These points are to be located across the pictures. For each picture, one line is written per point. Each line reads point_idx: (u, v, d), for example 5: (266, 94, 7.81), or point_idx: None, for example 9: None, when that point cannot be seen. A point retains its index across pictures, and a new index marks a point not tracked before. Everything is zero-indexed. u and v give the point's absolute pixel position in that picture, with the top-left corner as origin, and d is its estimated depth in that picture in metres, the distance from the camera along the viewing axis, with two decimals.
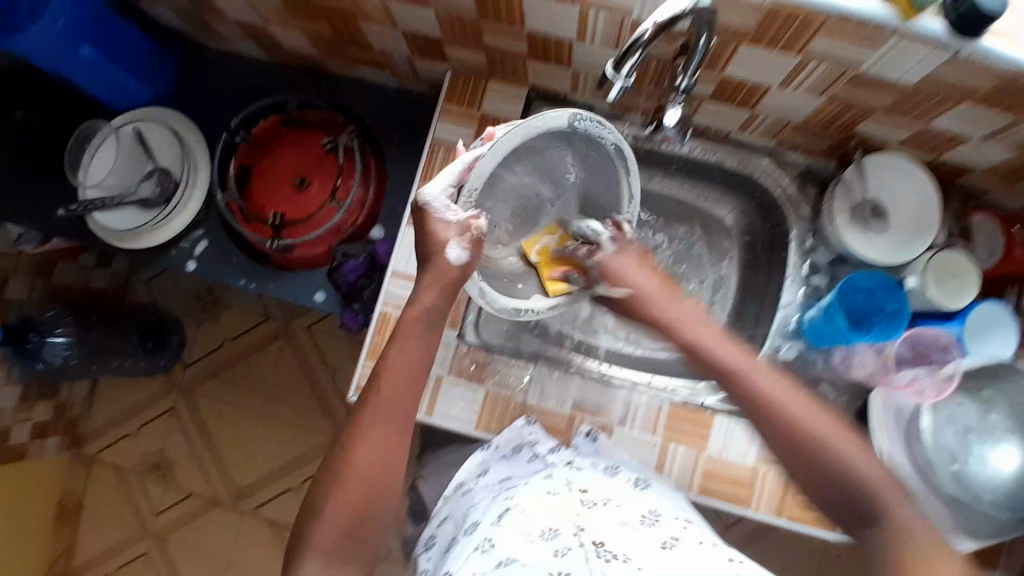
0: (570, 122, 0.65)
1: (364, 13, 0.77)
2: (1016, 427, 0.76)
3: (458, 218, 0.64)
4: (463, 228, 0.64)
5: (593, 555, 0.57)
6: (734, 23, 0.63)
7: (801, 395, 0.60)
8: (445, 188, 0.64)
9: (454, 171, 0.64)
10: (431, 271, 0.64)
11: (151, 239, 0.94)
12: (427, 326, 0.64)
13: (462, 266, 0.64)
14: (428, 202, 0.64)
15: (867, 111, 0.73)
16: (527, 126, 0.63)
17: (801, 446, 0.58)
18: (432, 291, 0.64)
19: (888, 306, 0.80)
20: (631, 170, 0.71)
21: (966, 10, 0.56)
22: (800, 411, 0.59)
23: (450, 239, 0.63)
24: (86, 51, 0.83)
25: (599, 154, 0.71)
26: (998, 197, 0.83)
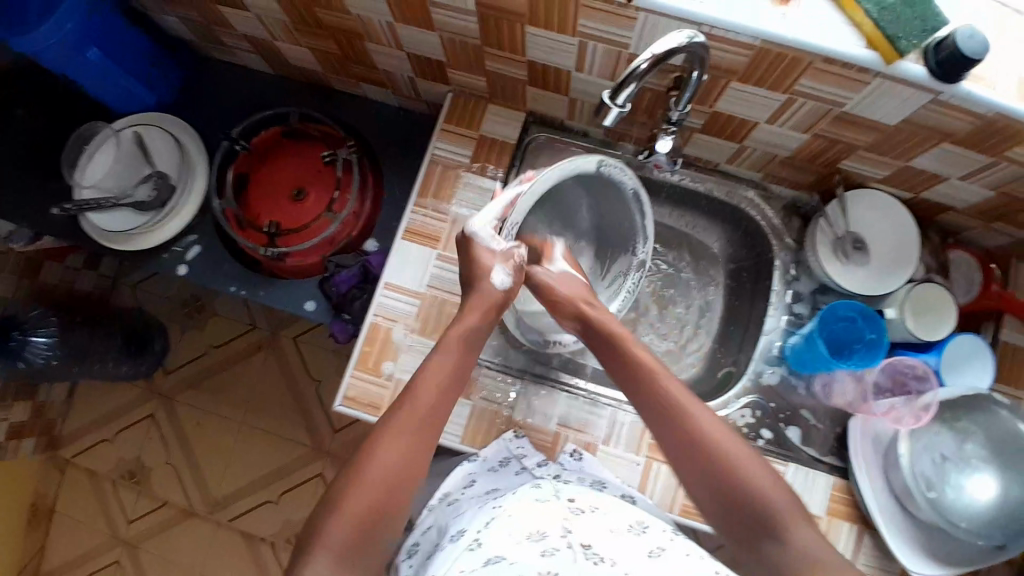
0: (597, 167, 0.75)
1: (370, 33, 0.79)
2: (992, 457, 0.76)
3: (500, 249, 0.74)
4: (506, 257, 0.74)
5: (581, 556, 0.58)
6: (725, 61, 0.66)
7: (733, 434, 0.64)
8: (491, 221, 0.74)
9: (498, 207, 0.74)
10: (476, 295, 0.72)
11: (144, 241, 0.94)
12: (470, 347, 0.70)
13: (504, 291, 0.73)
14: (476, 232, 0.74)
15: (850, 148, 0.77)
16: (561, 170, 0.73)
17: (724, 478, 0.62)
18: (477, 313, 0.72)
19: (866, 335, 0.83)
20: (645, 213, 0.82)
21: (944, 56, 0.59)
22: (725, 441, 0.62)
23: (496, 264, 0.73)
24: (92, 54, 0.85)
25: (615, 197, 0.82)
26: (975, 236, 0.87)
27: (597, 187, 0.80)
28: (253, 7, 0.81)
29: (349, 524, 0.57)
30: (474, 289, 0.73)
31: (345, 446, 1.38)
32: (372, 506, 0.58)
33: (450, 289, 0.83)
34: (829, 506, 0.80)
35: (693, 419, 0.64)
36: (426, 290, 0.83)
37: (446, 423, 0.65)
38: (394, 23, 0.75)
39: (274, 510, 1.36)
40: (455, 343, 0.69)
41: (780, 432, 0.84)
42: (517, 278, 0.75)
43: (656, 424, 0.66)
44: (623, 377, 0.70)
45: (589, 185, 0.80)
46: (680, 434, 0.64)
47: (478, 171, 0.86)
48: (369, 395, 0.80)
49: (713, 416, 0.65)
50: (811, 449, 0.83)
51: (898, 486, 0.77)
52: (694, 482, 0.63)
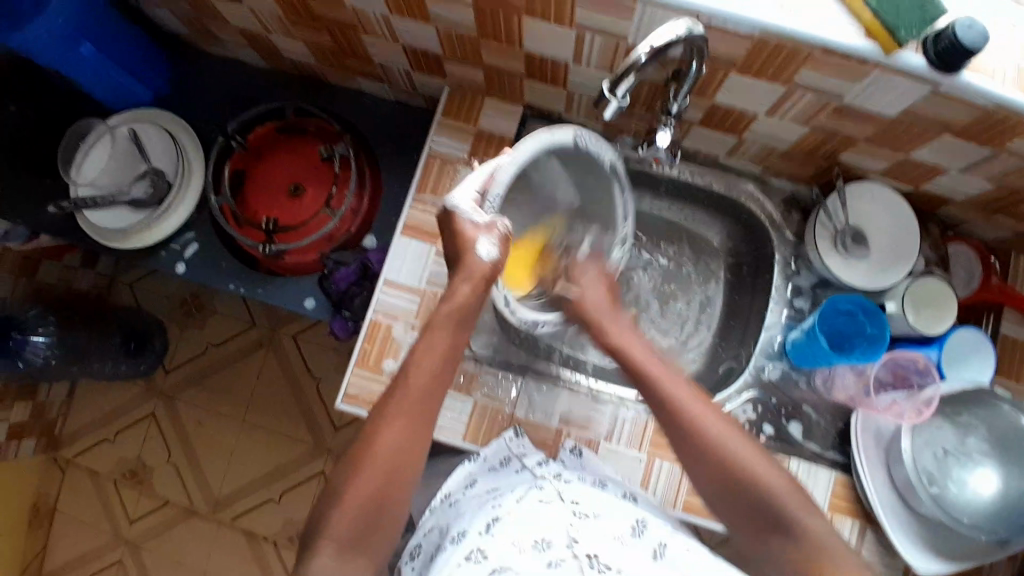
0: (574, 137, 0.72)
1: (366, 26, 0.79)
2: (992, 450, 0.77)
3: (484, 221, 0.69)
4: (490, 228, 0.69)
5: (586, 565, 0.58)
6: (723, 52, 0.66)
7: (739, 432, 0.64)
8: (472, 194, 0.69)
9: (479, 180, 0.70)
10: (461, 266, 0.68)
11: (141, 240, 0.93)
12: (458, 326, 0.68)
13: (490, 263, 0.68)
14: (456, 206, 0.69)
15: (850, 141, 0.76)
16: (538, 138, 0.69)
17: (731, 475, 0.62)
18: (466, 287, 0.68)
19: (867, 330, 0.82)
20: (626, 189, 0.78)
21: (944, 46, 0.58)
22: (729, 442, 0.63)
23: (480, 236, 0.68)
24: (86, 50, 0.84)
25: (596, 174, 0.78)
26: (976, 228, 0.86)
27: (573, 167, 0.78)
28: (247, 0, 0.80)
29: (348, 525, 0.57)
30: (460, 266, 0.69)
31: (346, 443, 1.38)
32: (371, 503, 0.58)
33: (449, 285, 0.83)
34: (831, 501, 0.79)
35: (700, 419, 0.64)
36: (425, 287, 0.83)
37: (438, 412, 0.64)
38: (389, 15, 0.75)
39: (275, 509, 1.36)
40: (443, 322, 0.67)
41: (782, 427, 0.84)
42: (504, 251, 0.69)
43: (666, 425, 0.66)
44: (632, 381, 0.71)
45: (568, 162, 0.77)
46: (687, 433, 0.64)
47: (476, 165, 0.86)
48: (368, 392, 0.80)
49: (720, 416, 0.65)
50: (812, 444, 0.83)
51: (900, 482, 0.77)
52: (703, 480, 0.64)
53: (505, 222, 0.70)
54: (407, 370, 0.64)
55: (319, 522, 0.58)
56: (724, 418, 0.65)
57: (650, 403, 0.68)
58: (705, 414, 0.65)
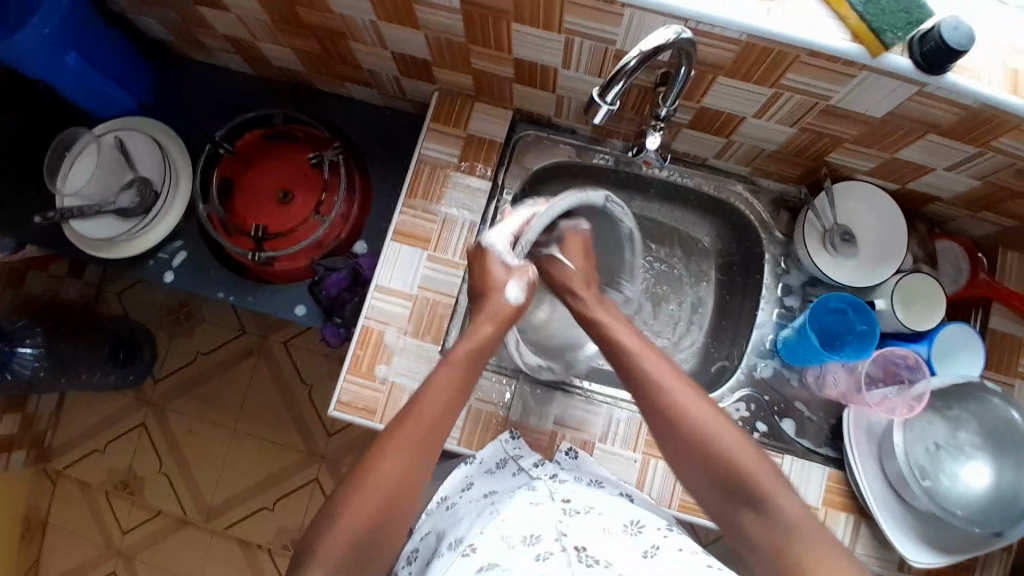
0: (603, 201, 0.76)
1: (354, 33, 0.78)
2: (985, 444, 0.77)
3: (515, 264, 0.74)
4: (521, 271, 0.74)
5: (575, 559, 0.58)
6: (711, 56, 0.66)
7: (730, 427, 0.62)
8: (506, 238, 0.75)
9: (514, 224, 0.76)
10: (489, 305, 0.72)
11: (130, 249, 0.92)
12: (478, 361, 0.69)
13: (517, 307, 0.73)
14: (491, 245, 0.75)
15: (837, 141, 0.77)
16: (574, 195, 0.74)
17: (721, 470, 0.61)
18: (489, 326, 0.71)
19: (858, 326, 0.84)
20: (636, 253, 0.83)
21: (930, 48, 0.59)
22: (715, 430, 0.62)
23: (511, 277, 0.73)
24: (71, 59, 0.83)
25: (611, 233, 0.82)
26: (962, 225, 0.87)
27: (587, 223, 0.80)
28: (234, 7, 0.80)
29: (347, 536, 0.57)
30: (484, 302, 0.72)
31: (339, 449, 1.37)
32: (368, 511, 0.58)
33: (442, 290, 0.83)
34: (824, 497, 0.80)
35: (688, 415, 0.63)
36: (418, 292, 0.82)
37: (437, 420, 0.64)
38: (378, 22, 0.74)
39: (269, 516, 1.35)
40: (461, 357, 0.67)
41: (775, 425, 0.85)
42: (529, 296, 0.74)
43: (655, 420, 0.65)
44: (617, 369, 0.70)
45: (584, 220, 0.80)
46: (676, 427, 0.63)
47: (466, 170, 0.86)
48: (363, 399, 0.79)
49: (711, 409, 0.64)
50: (805, 441, 0.84)
51: (893, 475, 0.78)
52: (693, 474, 0.63)
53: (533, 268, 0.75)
54: (420, 395, 0.64)
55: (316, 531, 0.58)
56: (715, 411, 0.64)
57: (639, 396, 0.66)
58: (690, 402, 0.64)
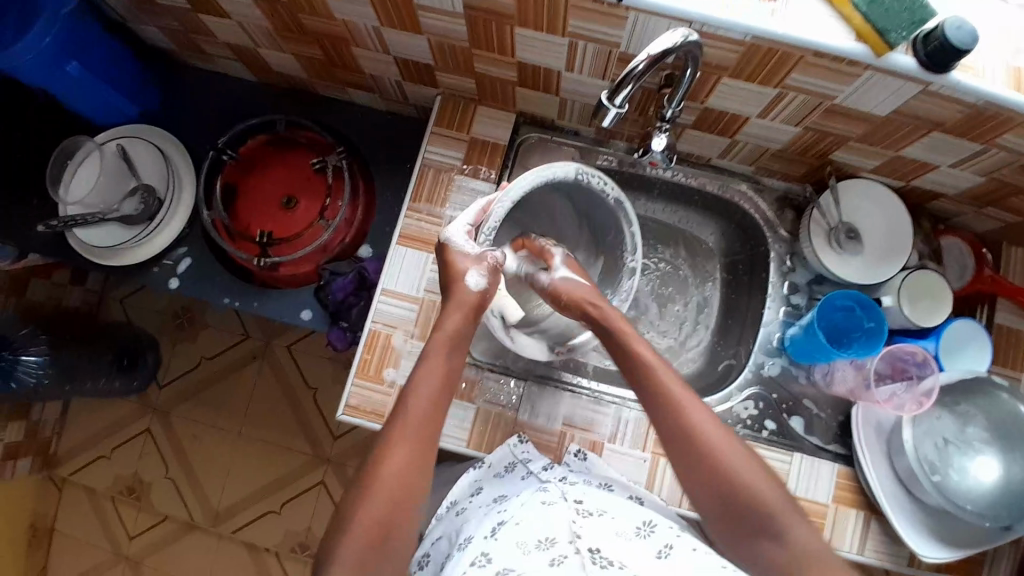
0: (575, 174, 0.76)
1: (356, 39, 0.78)
2: (994, 439, 0.77)
3: (474, 251, 0.75)
4: (479, 260, 0.74)
5: (589, 561, 0.58)
6: (716, 58, 0.66)
7: (742, 452, 0.62)
8: (465, 227, 0.77)
9: (473, 214, 0.77)
10: (453, 298, 0.73)
11: (135, 255, 0.93)
12: (454, 349, 0.69)
13: (478, 292, 0.73)
14: (449, 237, 0.76)
15: (842, 140, 0.77)
16: (535, 176, 0.74)
17: (734, 498, 0.61)
18: (458, 315, 0.71)
19: (865, 324, 0.84)
20: (631, 220, 0.80)
21: (934, 47, 0.59)
22: (740, 468, 0.61)
23: (469, 266, 0.73)
24: (72, 68, 0.83)
25: (604, 206, 0.81)
26: (966, 221, 0.87)
27: (574, 192, 0.84)
28: (234, 14, 0.80)
29: (357, 545, 0.57)
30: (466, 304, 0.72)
31: (345, 451, 1.37)
32: (380, 516, 0.58)
33: None
34: (835, 493, 0.80)
35: (704, 437, 0.63)
36: (424, 295, 0.83)
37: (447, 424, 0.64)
38: (380, 28, 0.74)
39: (278, 519, 1.35)
40: (439, 344, 0.68)
41: (783, 423, 0.85)
42: (493, 281, 0.74)
43: (676, 444, 0.64)
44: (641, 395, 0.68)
45: (568, 188, 0.83)
46: (692, 448, 0.63)
47: (470, 174, 0.86)
48: (372, 404, 0.80)
49: (723, 432, 0.64)
50: (813, 438, 0.84)
51: (902, 471, 0.78)
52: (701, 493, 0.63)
53: (495, 253, 0.75)
54: (406, 397, 0.65)
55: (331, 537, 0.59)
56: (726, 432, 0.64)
57: (657, 414, 0.66)
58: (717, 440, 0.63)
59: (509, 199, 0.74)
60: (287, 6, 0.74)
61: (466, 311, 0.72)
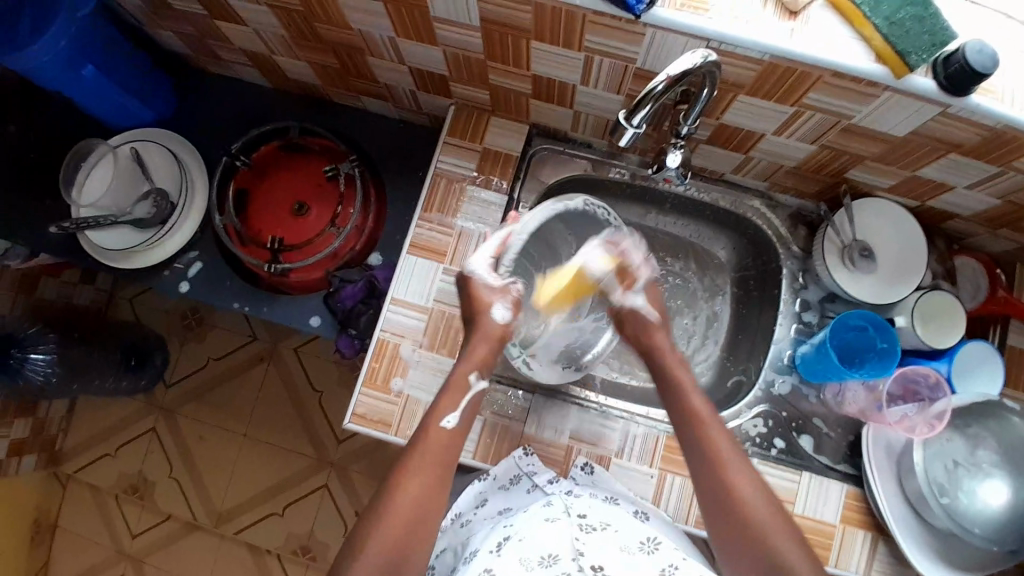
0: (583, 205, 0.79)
1: (371, 49, 0.78)
2: (1004, 462, 0.76)
3: (497, 283, 0.76)
4: (504, 292, 0.76)
5: None
6: (733, 75, 0.66)
7: (773, 503, 0.63)
8: (489, 259, 0.77)
9: (492, 247, 0.78)
10: (478, 329, 0.75)
11: (146, 258, 0.93)
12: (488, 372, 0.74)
13: (505, 325, 0.76)
14: (473, 270, 0.77)
15: (857, 159, 0.77)
16: (552, 207, 0.76)
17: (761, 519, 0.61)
18: (483, 347, 0.74)
19: (878, 345, 0.83)
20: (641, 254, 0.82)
21: (955, 69, 0.59)
22: (763, 511, 0.62)
23: (496, 300, 0.75)
24: (88, 72, 0.84)
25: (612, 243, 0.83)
26: (981, 242, 0.87)
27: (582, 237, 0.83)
28: (251, 21, 0.80)
29: (383, 550, 0.59)
30: (476, 327, 0.75)
31: (350, 455, 1.38)
32: (396, 540, 0.60)
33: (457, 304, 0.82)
34: (842, 514, 0.80)
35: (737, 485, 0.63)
36: (433, 305, 0.82)
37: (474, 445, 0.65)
38: (396, 38, 0.74)
39: (280, 522, 1.36)
40: (462, 383, 0.72)
41: (792, 441, 0.84)
42: (516, 314, 0.77)
43: (708, 489, 0.65)
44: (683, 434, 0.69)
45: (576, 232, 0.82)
46: (724, 494, 0.63)
47: (482, 184, 0.86)
48: (377, 413, 0.79)
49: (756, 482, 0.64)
50: (822, 458, 0.83)
51: (911, 493, 0.78)
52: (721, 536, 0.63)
53: (517, 286, 0.77)
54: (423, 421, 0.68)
55: (348, 553, 0.60)
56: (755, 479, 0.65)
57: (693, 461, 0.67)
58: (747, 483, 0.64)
59: (526, 231, 0.76)
60: (303, 15, 0.75)
61: (493, 343, 0.74)
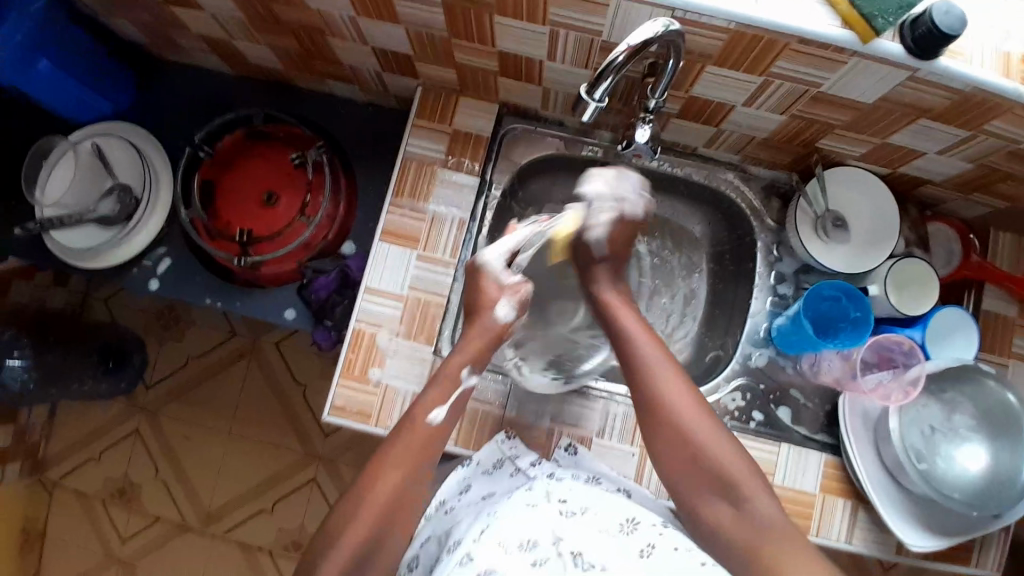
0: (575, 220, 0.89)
1: (333, 29, 0.76)
2: (981, 427, 0.77)
3: (508, 280, 0.79)
4: (513, 291, 0.79)
5: (570, 564, 0.61)
6: (700, 46, 0.65)
7: (724, 437, 0.68)
8: (504, 255, 0.79)
9: (509, 245, 0.80)
10: (479, 325, 0.76)
11: (113, 257, 0.90)
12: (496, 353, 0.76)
13: (507, 322, 0.78)
14: (487, 264, 0.78)
15: (826, 128, 0.76)
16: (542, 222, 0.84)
17: (705, 454, 0.67)
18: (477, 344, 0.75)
19: (851, 314, 0.83)
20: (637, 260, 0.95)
21: (922, 32, 0.58)
22: (711, 441, 0.67)
23: (502, 296, 0.77)
24: (43, 67, 0.81)
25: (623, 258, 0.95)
26: (953, 207, 0.87)
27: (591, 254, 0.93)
28: (207, 6, 0.78)
29: (361, 534, 0.62)
30: (476, 321, 0.76)
31: (338, 447, 1.37)
32: None
33: (432, 290, 0.81)
34: (822, 484, 0.80)
35: (687, 420, 0.69)
36: (408, 292, 0.81)
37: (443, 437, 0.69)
38: (356, 18, 0.73)
39: (269, 519, 1.35)
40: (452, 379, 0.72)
41: (771, 413, 0.85)
42: (519, 313, 0.79)
43: (656, 425, 0.70)
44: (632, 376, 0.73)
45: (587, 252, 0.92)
46: (675, 427, 0.69)
47: (453, 166, 0.84)
48: (356, 403, 0.78)
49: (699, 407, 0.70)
50: (801, 428, 0.84)
51: (889, 461, 0.78)
52: (678, 472, 0.68)
53: (526, 287, 0.80)
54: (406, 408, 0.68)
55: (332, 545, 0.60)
56: (704, 410, 0.69)
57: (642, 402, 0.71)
58: (694, 414, 0.69)
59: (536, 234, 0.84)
60: None
61: (490, 339, 0.76)
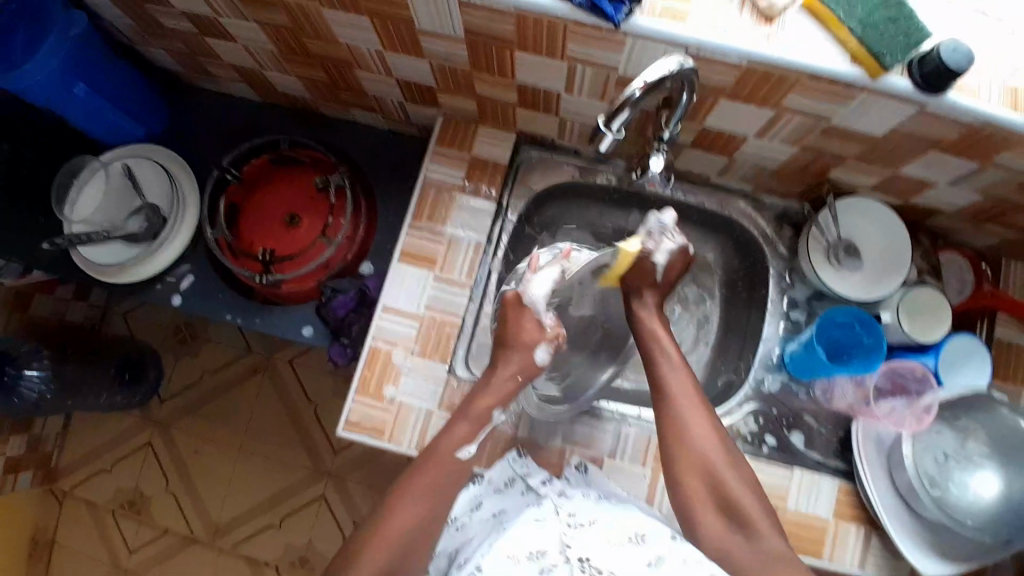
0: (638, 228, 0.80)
1: (359, 61, 0.79)
2: (993, 454, 0.78)
3: (549, 324, 0.78)
4: (551, 337, 0.78)
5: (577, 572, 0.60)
6: (713, 80, 0.67)
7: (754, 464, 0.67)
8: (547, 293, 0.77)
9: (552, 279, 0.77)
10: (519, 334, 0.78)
11: (140, 272, 0.93)
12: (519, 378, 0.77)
13: (538, 366, 0.77)
14: (532, 299, 0.76)
15: (839, 159, 0.78)
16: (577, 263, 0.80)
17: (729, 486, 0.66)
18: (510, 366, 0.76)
19: (864, 341, 0.84)
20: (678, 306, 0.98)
21: (930, 69, 0.60)
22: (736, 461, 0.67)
23: (541, 342, 0.77)
24: (79, 90, 0.85)
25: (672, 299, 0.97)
26: (966, 237, 0.88)
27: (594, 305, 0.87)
28: (236, 34, 0.81)
29: (380, 554, 0.63)
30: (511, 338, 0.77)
31: (348, 466, 1.38)
32: None
33: (450, 312, 0.83)
34: (835, 509, 0.80)
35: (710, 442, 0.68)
36: (426, 313, 0.83)
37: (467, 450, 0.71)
38: (383, 51, 0.75)
39: (278, 534, 1.35)
40: (477, 408, 0.73)
41: (784, 439, 0.85)
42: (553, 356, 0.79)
43: (681, 450, 0.69)
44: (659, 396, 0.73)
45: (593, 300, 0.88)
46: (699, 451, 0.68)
47: (472, 192, 0.86)
48: (371, 420, 0.80)
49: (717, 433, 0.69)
50: (814, 454, 0.84)
51: (901, 486, 0.78)
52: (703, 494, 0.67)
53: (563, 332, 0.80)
54: None
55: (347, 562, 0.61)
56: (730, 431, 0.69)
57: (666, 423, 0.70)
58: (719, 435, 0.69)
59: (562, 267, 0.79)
60: (291, 30, 0.76)
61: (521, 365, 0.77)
